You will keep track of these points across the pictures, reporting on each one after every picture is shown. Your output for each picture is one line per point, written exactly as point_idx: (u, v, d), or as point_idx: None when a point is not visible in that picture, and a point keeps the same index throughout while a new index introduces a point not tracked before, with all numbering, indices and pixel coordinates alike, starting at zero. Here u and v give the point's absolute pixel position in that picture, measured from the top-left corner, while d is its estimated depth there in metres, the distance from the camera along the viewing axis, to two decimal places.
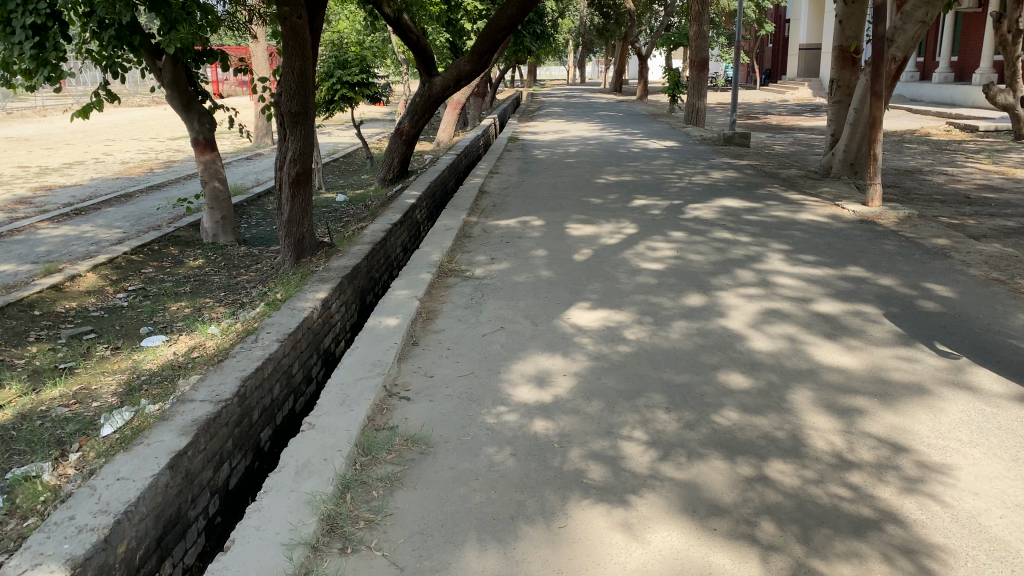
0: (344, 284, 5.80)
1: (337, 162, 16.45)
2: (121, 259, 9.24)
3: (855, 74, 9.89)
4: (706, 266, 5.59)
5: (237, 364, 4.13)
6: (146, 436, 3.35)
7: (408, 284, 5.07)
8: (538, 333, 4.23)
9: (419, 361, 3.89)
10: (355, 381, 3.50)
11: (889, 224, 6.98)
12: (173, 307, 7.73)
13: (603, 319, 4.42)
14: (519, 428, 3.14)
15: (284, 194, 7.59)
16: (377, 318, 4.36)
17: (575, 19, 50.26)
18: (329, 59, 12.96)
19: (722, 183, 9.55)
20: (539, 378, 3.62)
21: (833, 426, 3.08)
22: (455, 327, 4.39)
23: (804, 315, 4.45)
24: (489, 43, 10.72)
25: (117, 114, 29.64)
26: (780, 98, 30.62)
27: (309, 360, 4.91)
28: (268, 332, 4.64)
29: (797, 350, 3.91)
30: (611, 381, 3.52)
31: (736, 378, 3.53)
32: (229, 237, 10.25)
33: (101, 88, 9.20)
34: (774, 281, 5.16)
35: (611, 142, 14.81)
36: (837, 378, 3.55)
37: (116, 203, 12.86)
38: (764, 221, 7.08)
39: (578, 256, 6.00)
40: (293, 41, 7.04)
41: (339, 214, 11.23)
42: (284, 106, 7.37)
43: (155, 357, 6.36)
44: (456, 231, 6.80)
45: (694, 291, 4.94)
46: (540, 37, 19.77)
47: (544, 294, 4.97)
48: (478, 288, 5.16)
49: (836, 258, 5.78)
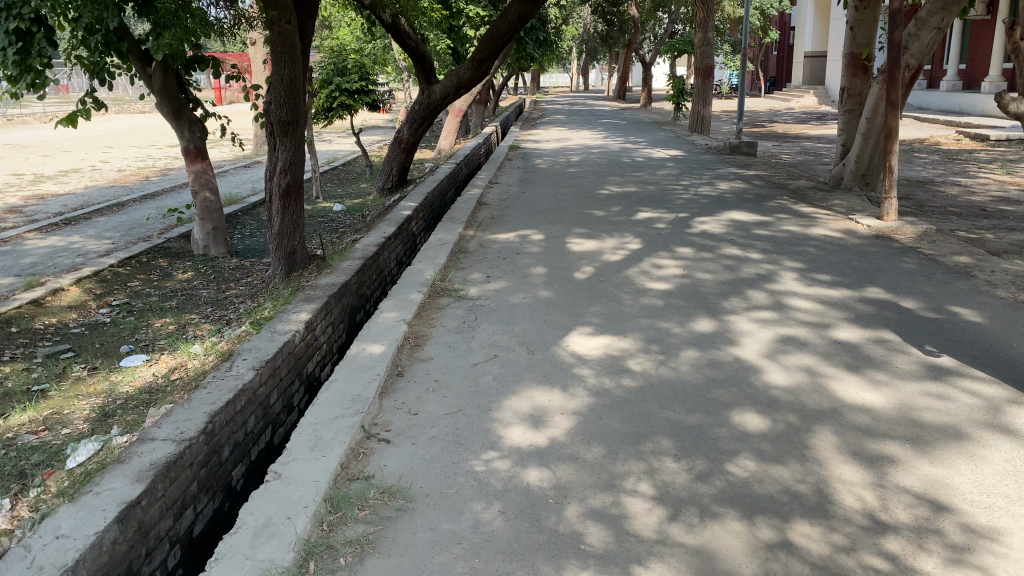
0: (331, 303, 5.47)
1: (335, 171, 16.15)
2: (107, 272, 8.92)
3: (867, 82, 9.57)
4: (715, 286, 5.25)
5: (207, 397, 3.79)
6: (97, 482, 3.03)
7: (396, 305, 4.73)
8: (535, 363, 3.89)
9: (403, 396, 3.55)
10: (330, 420, 3.16)
11: (906, 239, 6.64)
12: (157, 324, 7.41)
13: (604, 347, 4.09)
14: (510, 480, 2.80)
15: (274, 206, 7.27)
16: (360, 345, 4.02)
17: (579, 26, 50.14)
18: (328, 66, 12.69)
19: (730, 194, 9.23)
20: (534, 417, 3.28)
21: (863, 479, 2.74)
22: (445, 355, 4.05)
23: (823, 343, 4.12)
24: (490, 50, 10.48)
25: (116, 121, 29.45)
26: (786, 106, 30.27)
27: (291, 388, 4.58)
28: (244, 358, 4.31)
29: (818, 385, 3.57)
30: (612, 422, 3.18)
31: (752, 418, 3.19)
32: (220, 249, 9.91)
33: (87, 95, 8.87)
34: (789, 304, 4.83)
35: (614, 151, 14.50)
36: (862, 419, 3.21)
37: (108, 213, 12.56)
38: (775, 237, 6.75)
39: (579, 275, 5.66)
40: (282, 48, 6.69)
41: (335, 225, 10.90)
42: (273, 115, 7.02)
43: (133, 379, 6.02)
44: (452, 245, 6.46)
45: (703, 314, 4.60)
46: (542, 44, 19.48)
47: (541, 318, 4.64)
48: (471, 310, 4.82)
49: (853, 278, 5.44)
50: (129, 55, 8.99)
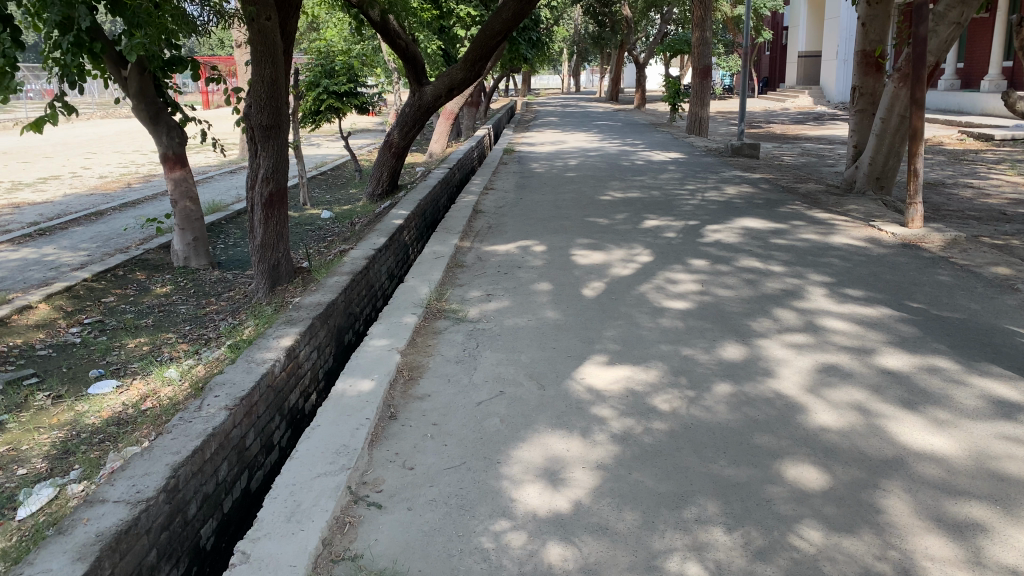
0: (316, 326, 4.98)
1: (324, 176, 15.61)
2: (80, 288, 8.40)
3: (880, 81, 9.13)
4: (739, 304, 4.77)
5: (168, 445, 3.29)
6: (30, 562, 2.52)
7: (387, 331, 4.24)
8: (548, 400, 3.41)
9: (397, 444, 3.07)
10: (311, 480, 2.69)
11: (935, 248, 6.19)
12: (131, 344, 6.89)
13: (624, 380, 3.60)
14: (528, 560, 2.32)
15: (257, 216, 6.77)
16: (346, 381, 3.54)
17: (569, 28, 49.89)
18: (315, 69, 12.19)
19: (738, 199, 8.79)
20: (550, 472, 2.79)
21: (955, 556, 2.27)
22: (445, 391, 3.56)
23: (870, 373, 3.63)
24: (483, 50, 10.01)
25: (100, 126, 28.77)
26: (781, 107, 29.88)
27: (269, 426, 4.09)
28: (215, 395, 3.81)
29: (875, 426, 3.09)
30: (645, 479, 2.70)
31: (808, 473, 2.72)
32: (201, 260, 9.37)
33: (56, 100, 8.35)
34: (822, 325, 4.35)
35: (613, 154, 14.03)
36: (935, 472, 2.73)
37: (86, 222, 12.03)
38: (794, 246, 6.28)
39: (587, 292, 5.18)
40: (261, 46, 6.17)
41: (323, 234, 10.38)
42: (254, 119, 6.53)
43: (100, 409, 5.49)
44: (448, 259, 5.98)
45: (731, 339, 4.12)
46: (535, 44, 19.04)
47: (550, 344, 4.15)
48: (471, 335, 4.33)
49: (887, 294, 4.97)
50: (102, 56, 8.43)
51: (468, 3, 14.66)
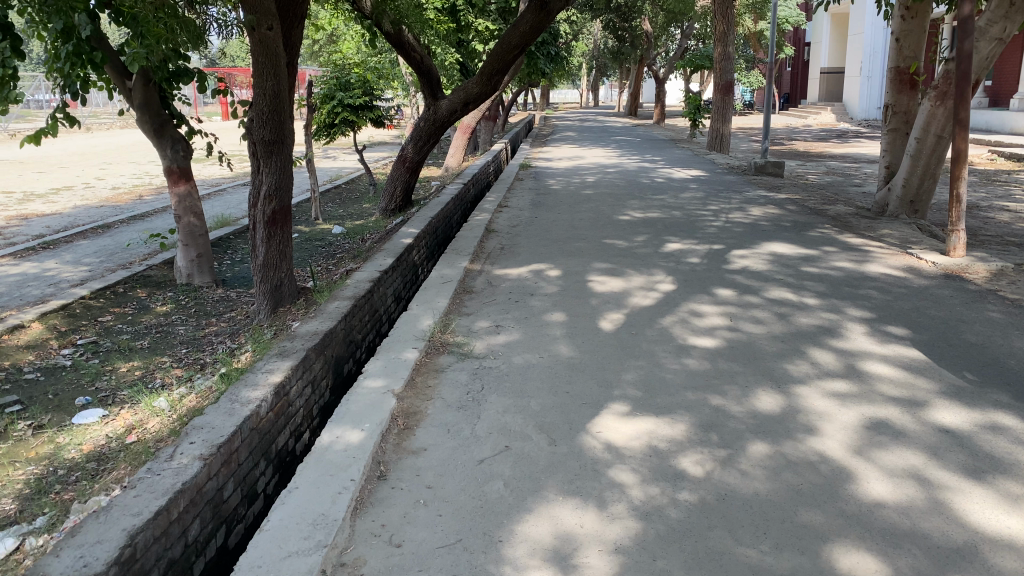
0: (311, 358, 4.60)
1: (337, 190, 15.33)
2: (77, 305, 8.07)
3: (914, 99, 8.67)
4: (772, 343, 4.36)
5: (130, 505, 2.92)
6: None
7: (385, 369, 3.86)
8: (559, 459, 3.01)
9: (384, 513, 2.68)
10: (282, 562, 2.31)
11: (981, 279, 5.74)
12: (123, 369, 6.54)
13: (646, 435, 3.19)
14: None
15: (259, 234, 6.42)
16: (332, 432, 3.14)
17: (589, 43, 49.67)
18: (330, 81, 11.87)
19: (765, 221, 8.38)
20: (561, 556, 2.40)
21: None
22: (444, 445, 3.16)
23: (926, 432, 3.19)
24: (501, 64, 9.62)
25: (116, 137, 28.67)
26: (803, 123, 29.36)
27: (252, 474, 3.70)
28: (190, 441, 3.43)
29: (938, 502, 2.67)
30: (672, 569, 2.32)
31: (864, 566, 2.32)
32: (205, 278, 9.02)
33: (59, 110, 8.06)
34: (865, 370, 3.91)
35: (632, 170, 13.61)
36: (1015, 566, 2.31)
37: (91, 235, 11.75)
38: (828, 276, 5.85)
39: (605, 325, 4.77)
40: (263, 57, 5.81)
41: (332, 250, 10.05)
42: (255, 134, 6.16)
43: (82, 442, 5.15)
44: (455, 284, 5.60)
45: (765, 386, 3.71)
46: (553, 58, 18.69)
47: (563, 387, 3.76)
48: (476, 375, 3.93)
49: (934, 333, 4.52)
50: (104, 66, 8.19)
51: (486, 17, 14.33)
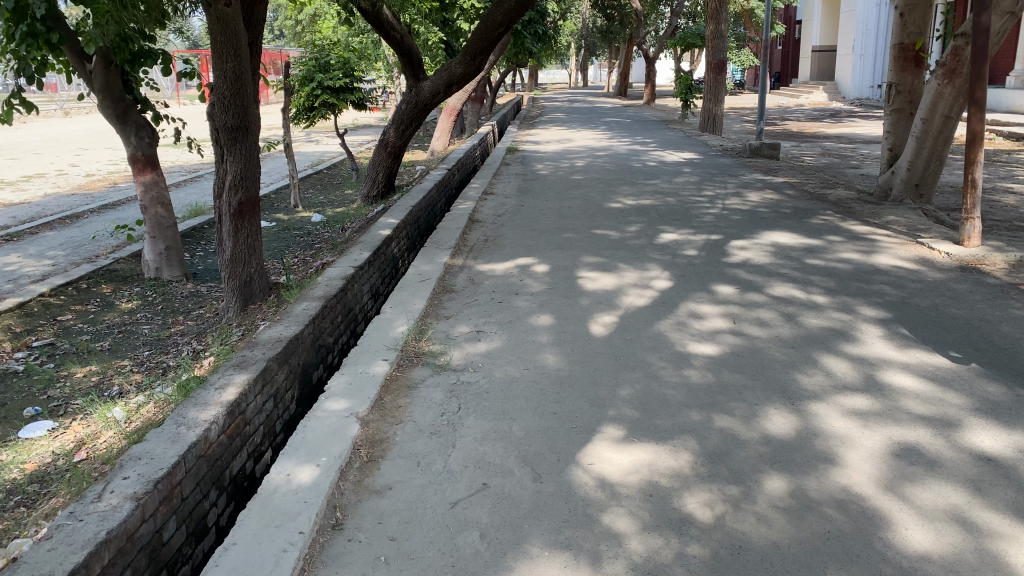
0: (271, 368, 4.15)
1: (318, 175, 14.79)
2: (34, 304, 7.58)
3: (919, 77, 8.21)
4: (780, 349, 3.94)
5: (40, 563, 2.48)
6: None
7: (349, 388, 3.42)
8: (544, 502, 2.59)
9: None
10: None
11: (998, 272, 5.33)
12: (79, 374, 6.07)
13: (644, 468, 2.78)
14: None
15: (225, 227, 5.93)
16: (283, 468, 2.71)
17: (578, 23, 48.99)
18: (309, 62, 11.28)
19: (764, 208, 7.96)
20: None
21: None
22: (414, 482, 2.74)
23: (964, 461, 2.79)
24: (485, 42, 9.07)
25: (91, 121, 27.89)
26: (795, 102, 28.88)
27: (199, 508, 3.27)
28: (123, 477, 2.99)
29: (989, 554, 2.27)
30: None
31: None
32: (174, 272, 8.52)
33: (14, 95, 7.49)
34: (886, 383, 3.50)
35: (623, 153, 13.15)
36: None
37: (59, 226, 11.21)
38: (835, 269, 5.44)
39: (596, 329, 4.35)
40: (222, 35, 5.30)
41: (309, 240, 9.58)
42: (217, 121, 5.67)
43: (25, 460, 4.69)
44: (434, 283, 5.16)
45: (776, 403, 3.30)
46: (541, 37, 18.14)
47: (551, 407, 3.33)
48: (452, 393, 3.49)
49: (956, 335, 4.11)
50: (63, 47, 7.64)
51: None
